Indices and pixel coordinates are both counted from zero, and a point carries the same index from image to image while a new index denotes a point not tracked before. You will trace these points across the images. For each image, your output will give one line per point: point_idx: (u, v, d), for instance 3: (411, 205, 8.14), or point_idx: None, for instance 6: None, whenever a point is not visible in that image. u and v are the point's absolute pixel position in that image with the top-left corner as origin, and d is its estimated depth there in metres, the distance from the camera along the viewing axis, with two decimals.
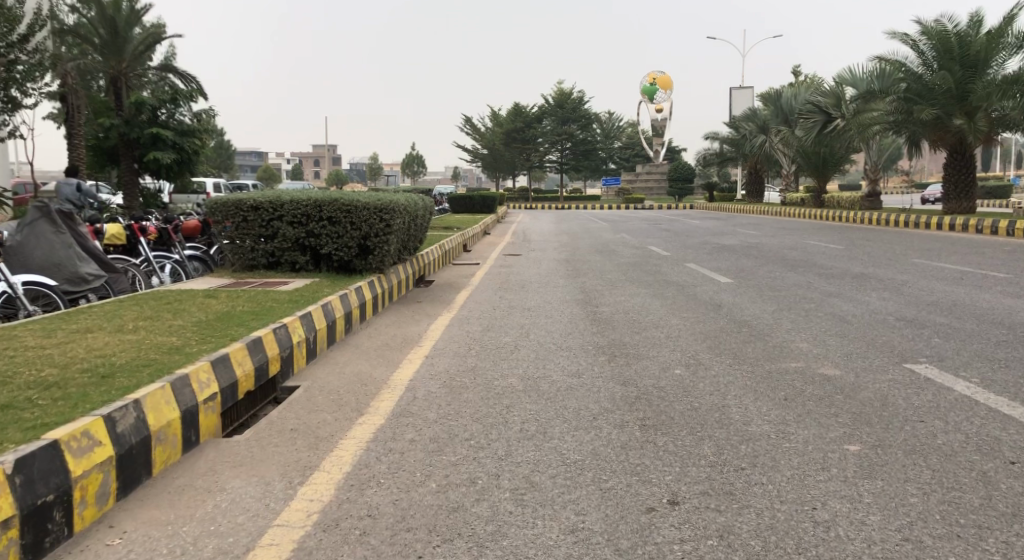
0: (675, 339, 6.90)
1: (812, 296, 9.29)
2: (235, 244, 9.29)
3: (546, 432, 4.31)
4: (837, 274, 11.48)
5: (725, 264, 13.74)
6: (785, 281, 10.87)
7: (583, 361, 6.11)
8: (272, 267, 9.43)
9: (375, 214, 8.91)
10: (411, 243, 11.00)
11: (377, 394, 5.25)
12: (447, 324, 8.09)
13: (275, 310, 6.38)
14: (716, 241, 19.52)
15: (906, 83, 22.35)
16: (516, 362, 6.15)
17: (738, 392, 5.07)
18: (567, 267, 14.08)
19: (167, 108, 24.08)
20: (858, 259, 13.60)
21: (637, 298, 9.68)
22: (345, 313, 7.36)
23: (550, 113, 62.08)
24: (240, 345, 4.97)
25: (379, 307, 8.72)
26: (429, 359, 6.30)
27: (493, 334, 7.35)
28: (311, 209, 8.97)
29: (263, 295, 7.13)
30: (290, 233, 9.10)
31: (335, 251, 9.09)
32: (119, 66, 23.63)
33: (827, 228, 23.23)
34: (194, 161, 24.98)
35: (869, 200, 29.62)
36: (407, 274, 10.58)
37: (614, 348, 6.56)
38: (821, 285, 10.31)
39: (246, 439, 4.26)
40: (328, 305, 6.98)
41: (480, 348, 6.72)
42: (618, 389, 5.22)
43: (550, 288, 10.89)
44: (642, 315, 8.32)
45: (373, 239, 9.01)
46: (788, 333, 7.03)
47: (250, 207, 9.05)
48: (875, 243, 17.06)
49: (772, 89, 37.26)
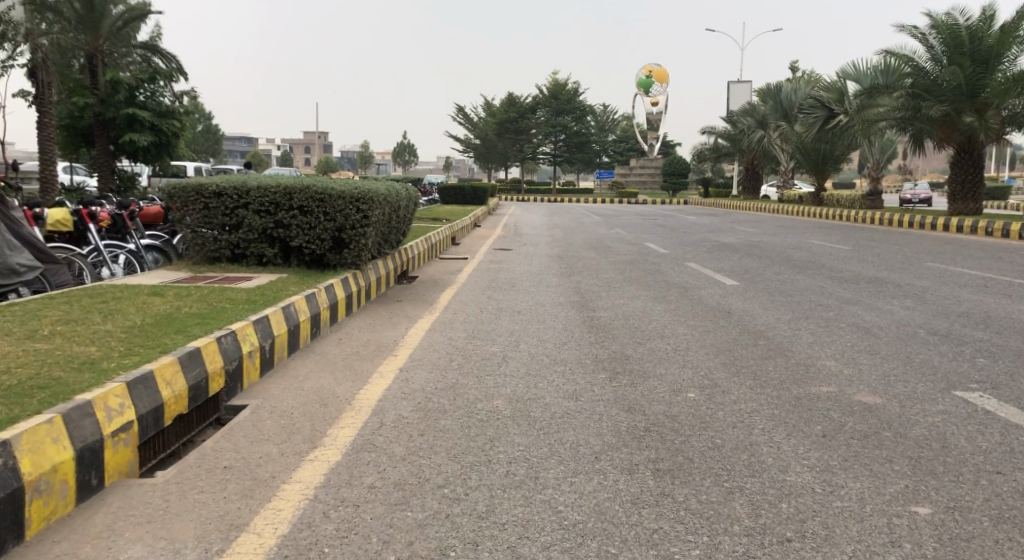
0: (684, 353, 6.13)
1: (828, 304, 8.55)
2: (196, 234, 8.40)
3: (538, 477, 3.50)
4: (849, 278, 10.73)
5: (728, 264, 13.01)
6: (794, 285, 10.14)
7: (580, 379, 5.32)
8: (237, 260, 8.57)
9: (352, 204, 8.09)
10: (392, 236, 10.15)
11: (337, 418, 4.43)
12: (427, 328, 7.27)
13: (226, 314, 5.52)
14: (715, 239, 18.81)
15: (912, 77, 21.69)
16: (503, 378, 5.35)
17: (765, 425, 4.28)
18: (561, 264, 13.31)
19: (145, 88, 23.10)
20: (868, 261, 12.90)
21: (637, 301, 8.92)
22: (312, 316, 6.51)
23: (545, 104, 61.24)
24: (172, 359, 4.12)
25: (353, 307, 7.89)
26: (404, 372, 5.49)
27: (479, 342, 6.55)
28: (281, 197, 8.12)
29: (217, 293, 6.26)
30: (256, 222, 8.24)
31: (306, 244, 8.26)
32: (95, 43, 22.53)
33: (828, 226, 22.57)
34: (173, 143, 24.12)
35: (870, 199, 28.91)
36: (387, 270, 9.75)
37: (615, 362, 5.79)
38: (835, 290, 9.58)
39: (163, 482, 3.43)
40: (290, 308, 6.13)
41: (463, 359, 5.92)
42: (623, 417, 4.44)
43: (542, 288, 10.09)
44: (644, 321, 7.55)
45: (349, 231, 8.19)
46: (809, 348, 6.27)
47: (213, 193, 8.17)
48: (881, 243, 16.39)
49: (771, 84, 36.55)
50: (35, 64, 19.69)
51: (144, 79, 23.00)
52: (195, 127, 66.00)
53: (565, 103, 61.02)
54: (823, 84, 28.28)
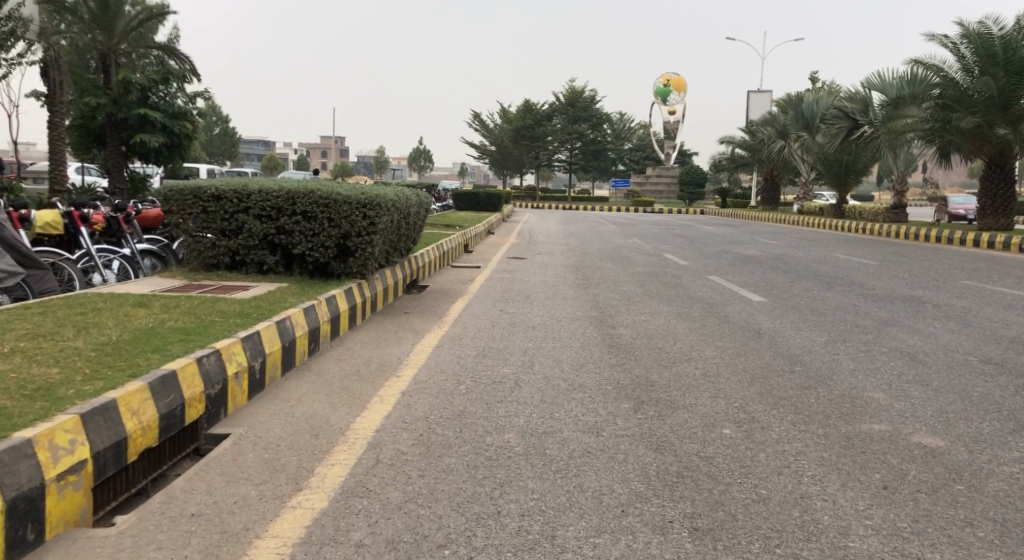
0: (714, 379, 5.60)
1: (866, 325, 7.99)
2: (193, 238, 7.96)
3: (554, 535, 3.01)
4: (884, 296, 10.14)
5: (753, 278, 12.44)
6: (825, 303, 9.58)
7: (602, 409, 4.79)
8: (237, 267, 8.13)
9: (357, 210, 7.61)
10: (401, 243, 9.68)
11: (328, 453, 3.92)
12: (435, 344, 6.77)
13: (213, 329, 5.03)
14: (736, 251, 18.23)
15: (941, 88, 21.03)
16: (516, 406, 4.84)
17: (815, 472, 3.75)
18: (577, 275, 12.80)
19: (158, 89, 22.85)
20: (901, 278, 12.28)
21: (660, 317, 8.39)
22: (311, 331, 6.02)
23: (561, 111, 60.58)
24: (142, 384, 3.63)
25: (357, 320, 7.40)
26: (407, 397, 4.99)
27: (490, 362, 6.05)
28: (283, 201, 7.65)
29: (207, 305, 5.78)
30: (257, 228, 7.77)
31: (309, 251, 7.80)
32: (108, 43, 22.38)
33: (852, 240, 21.93)
34: (185, 144, 23.83)
35: (894, 213, 28.04)
36: (395, 279, 9.29)
37: (640, 389, 5.26)
38: (870, 310, 9.01)
39: (119, 533, 2.94)
40: (286, 323, 5.64)
41: (473, 382, 5.41)
42: (651, 458, 3.92)
43: (558, 301, 9.57)
44: (668, 341, 7.03)
45: (354, 239, 7.72)
46: (852, 376, 5.72)
47: (211, 196, 7.71)
48: (911, 258, 15.77)
49: (793, 93, 35.83)
50: (47, 63, 19.51)
51: (157, 79, 22.77)
52: (212, 129, 66.02)
53: (582, 111, 59.91)
54: (847, 93, 27.65)
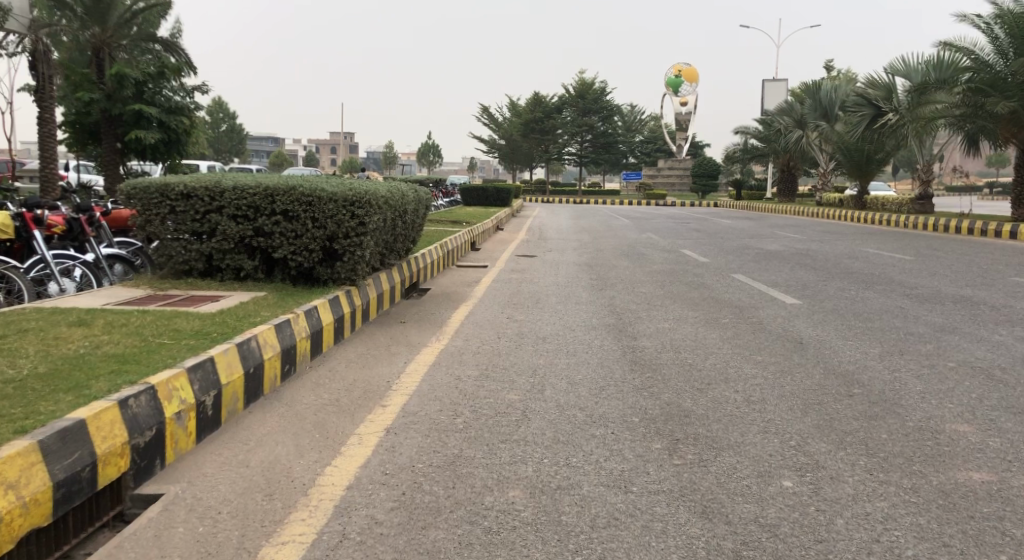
0: (759, 407, 4.72)
1: (919, 331, 7.06)
2: (161, 242, 7.10)
3: None
4: (931, 297, 9.20)
5: (781, 276, 11.53)
6: (868, 306, 8.63)
7: (629, 453, 3.91)
8: (211, 274, 7.27)
9: (344, 208, 6.75)
10: (398, 243, 8.82)
11: (281, 526, 3.04)
12: (432, 363, 5.89)
13: (156, 355, 4.16)
14: (757, 246, 17.29)
15: (972, 72, 20.01)
16: (525, 450, 3.96)
17: (917, 551, 2.84)
18: (591, 274, 11.91)
19: (154, 83, 22.09)
20: (943, 274, 11.33)
21: (686, 325, 7.50)
22: (284, 351, 5.15)
23: (571, 103, 59.52)
24: (31, 442, 2.78)
25: (344, 333, 6.54)
26: (392, 437, 4.11)
27: (494, 386, 5.18)
28: (260, 199, 6.78)
29: (160, 324, 4.92)
30: (232, 230, 6.90)
31: (291, 255, 6.95)
32: (103, 36, 21.75)
33: (878, 232, 20.92)
34: (183, 140, 23.22)
35: (920, 203, 26.92)
36: (391, 283, 8.42)
37: (673, 424, 4.39)
38: (920, 313, 8.08)
39: None
40: (252, 344, 4.77)
41: (473, 414, 4.54)
42: (697, 530, 3.03)
43: (571, 305, 8.69)
44: (699, 355, 6.17)
45: (342, 241, 6.86)
46: (923, 400, 4.81)
47: (180, 194, 6.87)
48: (947, 252, 14.76)
49: (810, 81, 34.71)
50: (36, 57, 18.87)
51: (153, 74, 22.00)
52: (219, 126, 65.44)
53: (592, 103, 58.97)
54: (869, 80, 26.52)
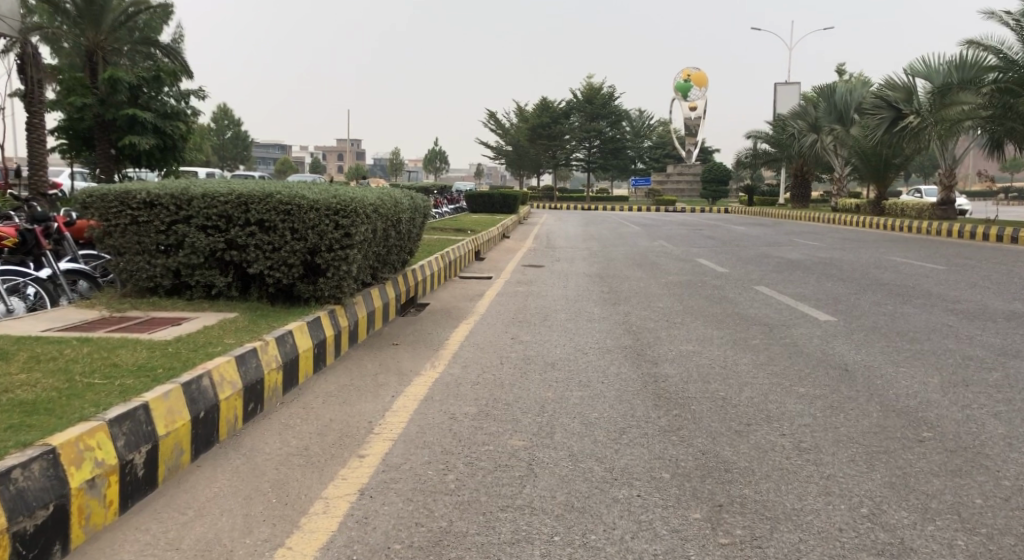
0: (813, 458, 3.91)
1: (978, 355, 6.23)
2: (122, 256, 6.34)
3: None
4: (979, 313, 8.34)
5: (807, 289, 10.71)
6: (912, 324, 7.77)
7: (662, 528, 3.11)
8: (179, 292, 6.50)
9: (326, 217, 6.01)
10: (391, 255, 8.04)
11: None
12: (425, 396, 5.09)
13: (78, 399, 3.39)
14: (777, 254, 16.44)
15: (1000, 71, 19.23)
16: (530, 522, 3.17)
17: None
18: (602, 287, 11.09)
19: (149, 88, 21.71)
20: (985, 287, 10.46)
21: (711, 347, 6.68)
22: (247, 389, 4.38)
23: (579, 108, 58.76)
24: None
25: (325, 359, 5.77)
26: (367, 504, 3.33)
27: (497, 429, 4.38)
28: (232, 208, 6.06)
29: (98, 357, 4.14)
30: (201, 242, 6.16)
31: (267, 270, 6.20)
32: (96, 39, 21.21)
33: (900, 240, 20.01)
34: (180, 146, 22.92)
35: (942, 209, 25.90)
36: (384, 299, 7.63)
37: (711, 485, 3.57)
38: (973, 333, 7.23)
39: None
40: (203, 383, 3.98)
41: (468, 470, 3.75)
42: None
43: (582, 324, 7.88)
44: (731, 386, 5.37)
45: (324, 254, 6.10)
46: (1012, 449, 3.97)
47: (142, 202, 6.14)
48: (982, 262, 13.85)
49: (823, 84, 33.83)
50: (24, 60, 18.32)
51: (149, 78, 21.62)
52: (223, 133, 64.98)
53: (599, 108, 58.24)
54: (888, 82, 25.63)
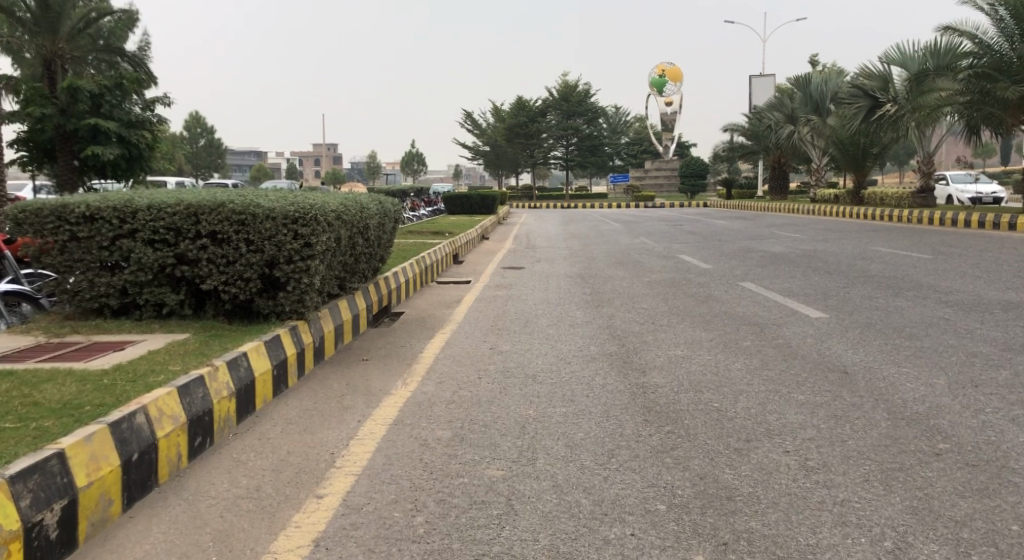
0: (823, 479, 3.53)
1: (983, 351, 5.89)
2: (63, 276, 5.85)
3: None
4: (974, 304, 8.04)
5: (795, 284, 10.39)
6: (907, 319, 7.45)
7: None
8: (127, 312, 6.01)
9: (284, 227, 5.56)
10: (359, 264, 7.58)
11: None
12: (394, 420, 4.64)
13: None
14: (760, 248, 16.12)
15: (975, 57, 18.99)
16: None
17: None
18: (584, 288, 10.69)
19: (111, 96, 21.15)
20: (976, 275, 10.19)
21: (701, 351, 6.30)
22: (191, 423, 3.91)
23: (555, 106, 58.45)
24: None
25: (286, 381, 5.30)
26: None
27: (473, 458, 3.95)
28: (181, 220, 5.60)
29: (17, 396, 3.67)
30: (148, 258, 5.69)
31: (222, 285, 5.73)
32: (54, 47, 20.52)
33: (883, 229, 19.81)
34: (145, 155, 22.35)
35: (921, 197, 25.71)
36: (354, 311, 7.17)
37: (714, 518, 3.17)
38: (972, 326, 6.91)
39: None
40: (137, 421, 3.50)
41: (438, 511, 3.31)
42: None
43: (564, 330, 7.46)
44: (726, 396, 4.98)
45: (283, 267, 5.64)
46: None
47: (81, 217, 5.67)
48: (969, 249, 13.62)
49: (799, 75, 33.74)
50: None
51: (110, 86, 21.07)
52: (196, 142, 63.92)
53: (575, 105, 57.99)
54: (864, 71, 25.45)
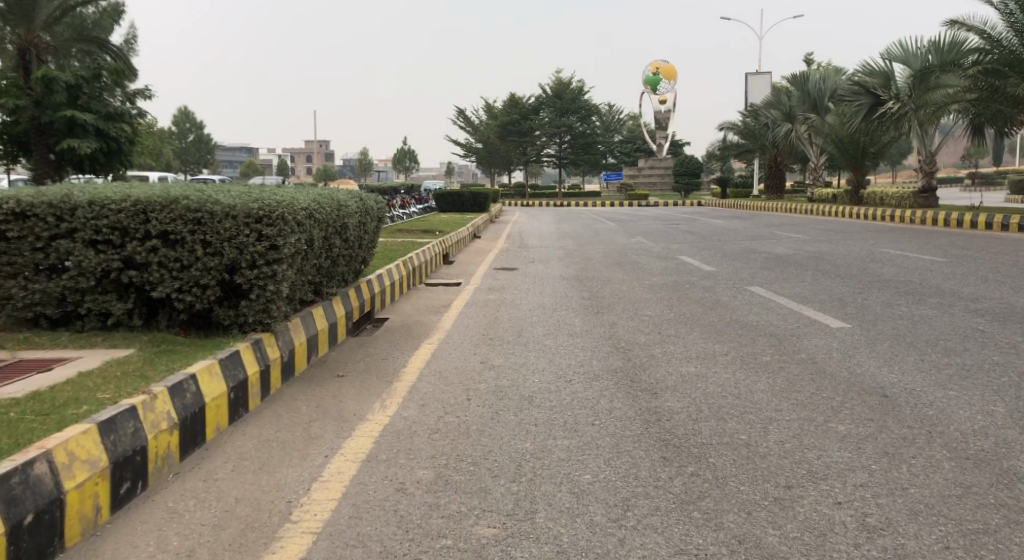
0: (891, 547, 2.84)
1: None
2: None
3: None
4: (1007, 315, 7.39)
5: (805, 288, 9.76)
6: (938, 330, 6.79)
7: None
8: (68, 323, 5.30)
9: (246, 226, 4.86)
10: (336, 267, 6.84)
11: None
12: (368, 458, 3.92)
13: None
14: (762, 249, 15.49)
15: (982, 53, 18.37)
16: None
17: None
18: (582, 292, 10.00)
19: (88, 87, 20.33)
20: (999, 281, 9.56)
21: (716, 369, 5.62)
22: (117, 465, 3.21)
23: (548, 104, 57.92)
24: None
25: (245, 407, 4.57)
26: None
27: (459, 510, 3.25)
28: (127, 217, 4.90)
29: None
30: (89, 260, 4.98)
31: (175, 293, 5.01)
32: (29, 36, 19.65)
33: (886, 230, 19.22)
34: (125, 149, 21.55)
35: (924, 196, 24.95)
36: (330, 320, 6.44)
37: None
38: (1011, 339, 6.26)
39: None
40: (37, 471, 2.80)
41: None
42: None
43: (562, 341, 6.76)
44: (752, 426, 4.29)
45: (246, 272, 4.92)
46: None
47: (13, 213, 4.98)
48: (983, 252, 13.01)
49: (797, 72, 33.15)
50: None
51: (87, 77, 20.24)
52: (185, 137, 63.17)
53: (569, 103, 57.27)
54: (865, 67, 24.80)
